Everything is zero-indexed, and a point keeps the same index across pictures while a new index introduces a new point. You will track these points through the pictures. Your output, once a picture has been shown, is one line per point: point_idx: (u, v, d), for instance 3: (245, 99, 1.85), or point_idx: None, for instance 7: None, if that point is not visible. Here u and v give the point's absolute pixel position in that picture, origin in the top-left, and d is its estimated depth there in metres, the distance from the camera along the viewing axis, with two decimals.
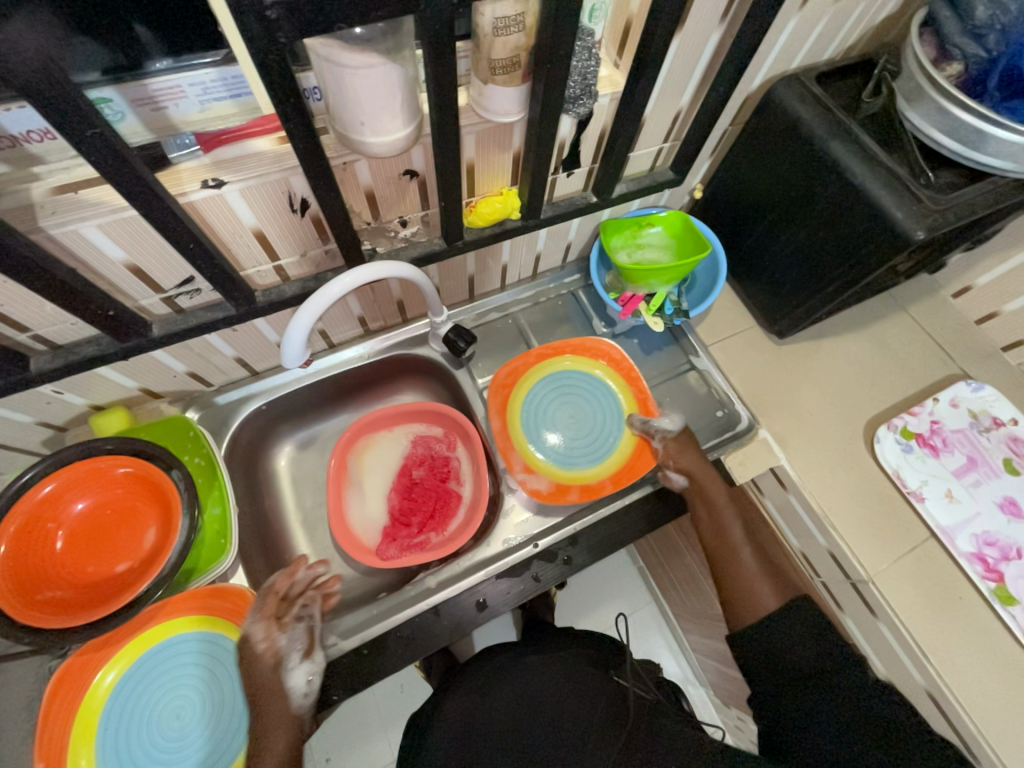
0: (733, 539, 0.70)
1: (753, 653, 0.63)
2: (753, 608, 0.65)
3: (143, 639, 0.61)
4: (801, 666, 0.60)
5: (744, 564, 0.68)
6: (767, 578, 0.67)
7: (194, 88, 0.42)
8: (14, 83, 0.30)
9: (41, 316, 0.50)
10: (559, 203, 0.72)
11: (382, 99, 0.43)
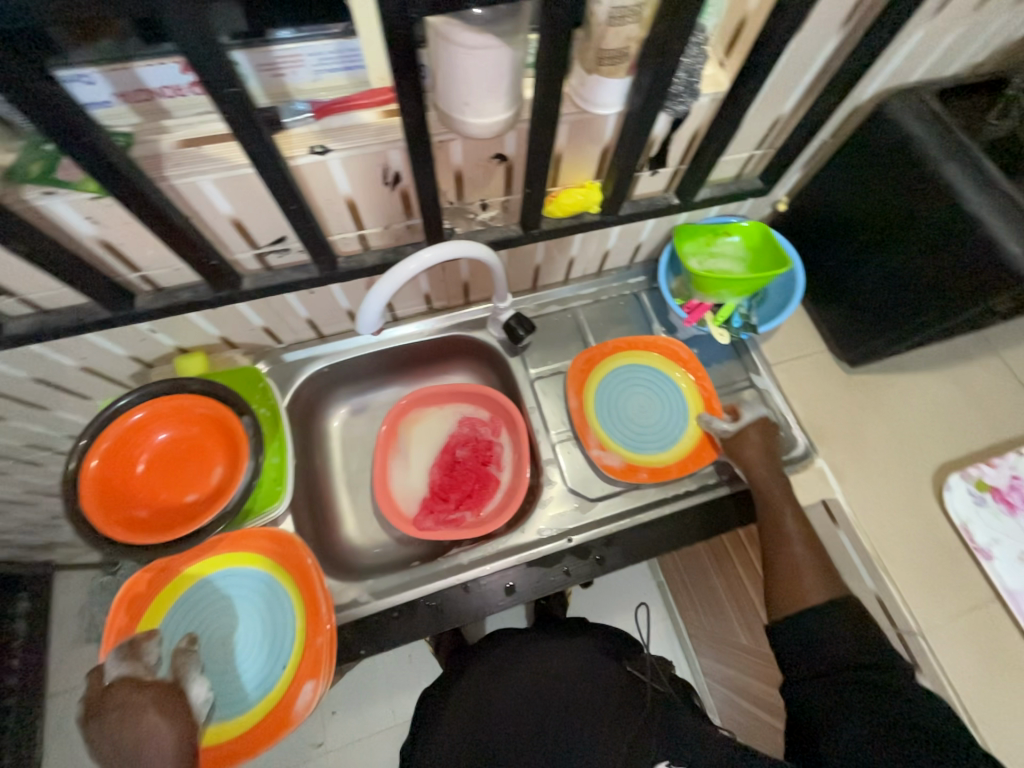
0: (782, 523, 0.67)
1: (787, 640, 0.61)
2: (795, 594, 0.62)
3: (211, 562, 0.65)
4: (836, 660, 0.57)
5: (792, 546, 0.65)
6: (816, 569, 0.64)
7: (312, 58, 0.44)
8: (175, 39, 0.33)
9: (153, 258, 0.55)
10: (639, 202, 0.70)
11: (491, 80, 0.43)
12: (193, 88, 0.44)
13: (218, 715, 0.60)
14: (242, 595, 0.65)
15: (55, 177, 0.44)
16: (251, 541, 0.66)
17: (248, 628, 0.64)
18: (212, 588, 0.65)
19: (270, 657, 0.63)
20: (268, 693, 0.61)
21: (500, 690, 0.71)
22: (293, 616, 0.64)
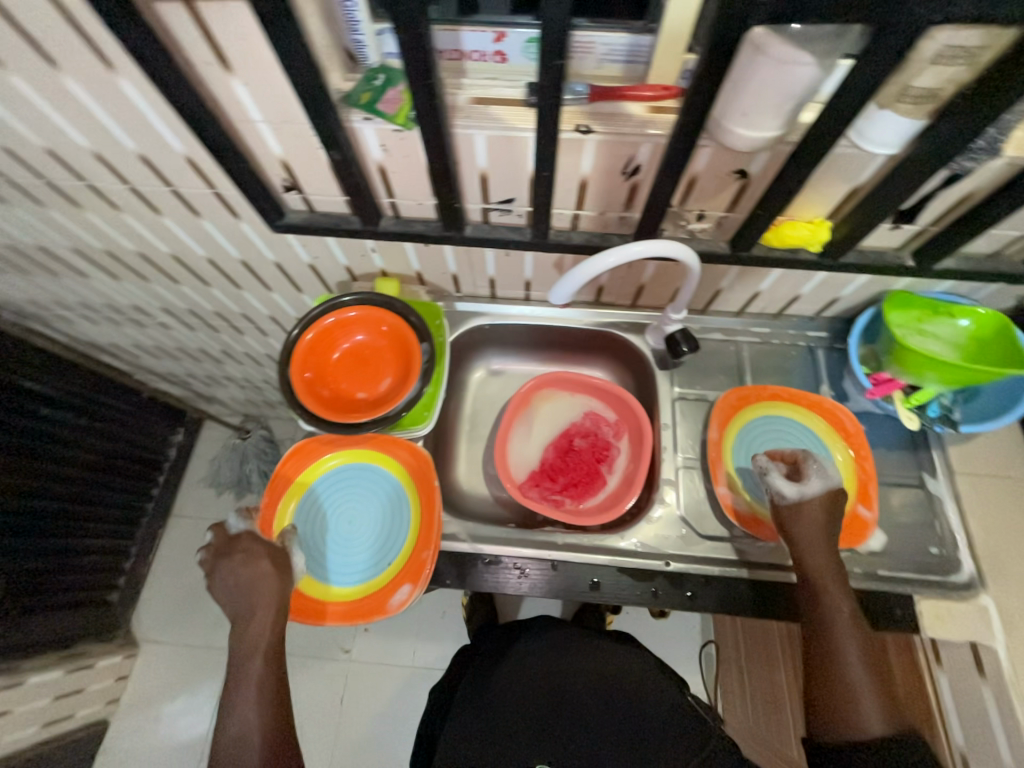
0: (837, 631, 0.59)
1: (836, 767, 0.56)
2: (853, 727, 0.56)
3: (360, 451, 0.76)
4: None
5: (849, 665, 0.58)
6: (880, 699, 0.57)
7: (601, 47, 0.51)
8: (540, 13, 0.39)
9: (407, 190, 0.64)
10: (866, 253, 0.65)
11: (782, 96, 0.44)
12: (494, 56, 0.53)
13: (329, 578, 0.70)
14: (373, 491, 0.75)
15: (377, 106, 0.53)
16: (396, 451, 0.75)
17: (363, 517, 0.74)
18: (353, 475, 0.75)
19: (379, 550, 0.72)
20: (369, 579, 0.70)
21: (560, 664, 0.82)
22: (408, 525, 0.73)
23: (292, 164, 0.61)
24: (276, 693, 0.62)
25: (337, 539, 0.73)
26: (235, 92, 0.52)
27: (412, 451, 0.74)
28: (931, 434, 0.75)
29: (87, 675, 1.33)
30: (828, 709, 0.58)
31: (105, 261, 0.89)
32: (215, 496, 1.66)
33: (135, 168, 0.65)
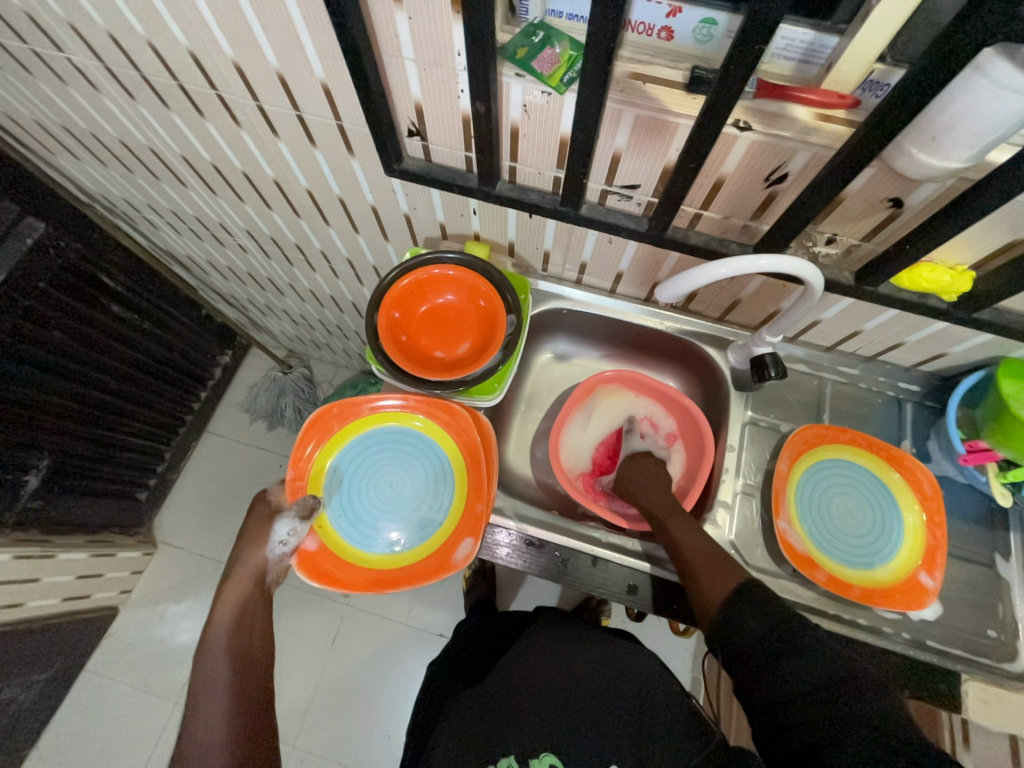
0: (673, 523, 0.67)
1: (715, 639, 0.57)
2: (705, 595, 0.59)
3: (392, 415, 0.77)
4: (748, 647, 0.53)
5: (676, 546, 0.65)
6: (720, 562, 0.61)
7: (784, 41, 0.47)
8: None
9: (531, 156, 0.63)
10: (1000, 312, 0.61)
11: (983, 128, 0.41)
12: (660, 32, 0.50)
13: (382, 547, 0.72)
14: (415, 456, 0.76)
15: (531, 63, 0.51)
16: (433, 413, 0.76)
17: (403, 479, 0.75)
18: (393, 441, 0.77)
19: (428, 510, 0.74)
20: (423, 543, 0.72)
21: (559, 653, 0.82)
22: (453, 482, 0.75)
23: (425, 108, 0.60)
24: (243, 658, 0.68)
25: (380, 504, 0.74)
26: (395, 24, 0.51)
27: (451, 409, 0.75)
28: (1014, 515, 0.70)
29: (109, 562, 1.40)
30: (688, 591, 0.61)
31: (208, 174, 0.91)
32: (249, 422, 1.71)
33: (268, 85, 0.65)
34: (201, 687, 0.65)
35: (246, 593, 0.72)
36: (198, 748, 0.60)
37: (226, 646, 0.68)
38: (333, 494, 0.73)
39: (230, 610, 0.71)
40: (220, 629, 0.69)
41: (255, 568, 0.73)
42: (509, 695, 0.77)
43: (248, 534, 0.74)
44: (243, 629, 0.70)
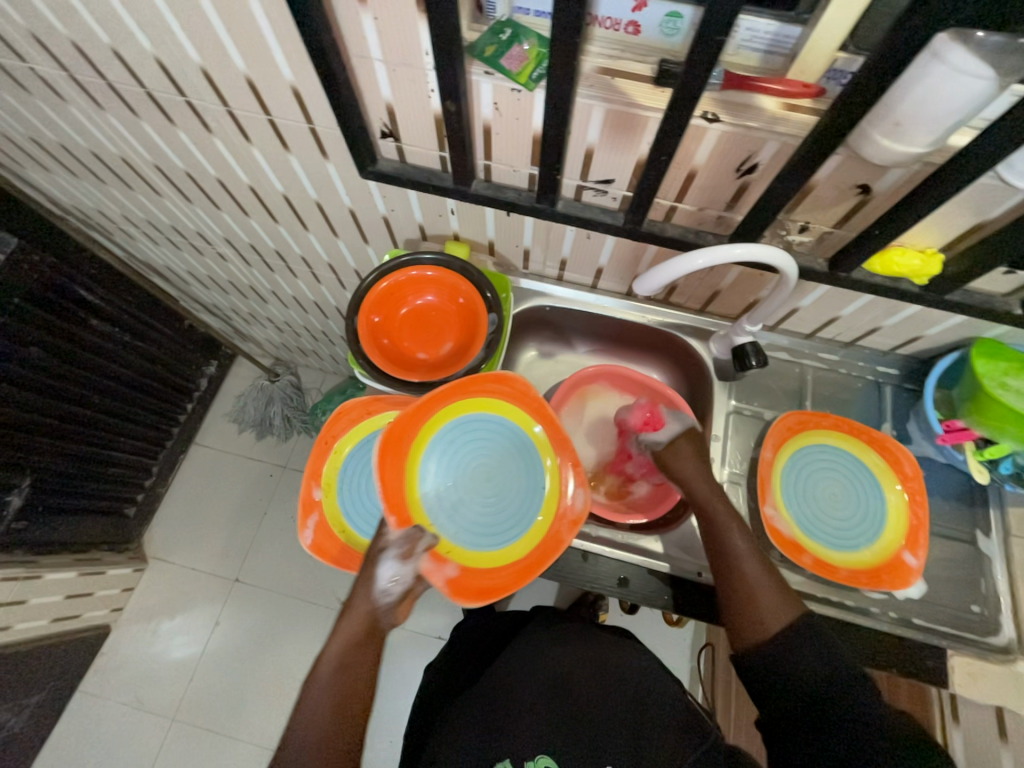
0: (727, 534, 0.63)
1: (755, 676, 0.57)
2: (760, 626, 0.58)
3: (444, 411, 0.70)
4: (802, 692, 0.54)
5: (740, 564, 0.61)
6: (779, 593, 0.59)
7: (748, 32, 0.48)
8: None
9: (505, 154, 0.63)
10: (970, 293, 0.62)
11: (943, 112, 0.41)
12: (627, 27, 0.50)
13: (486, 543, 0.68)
14: (471, 445, 0.71)
15: (500, 61, 0.51)
16: (484, 390, 0.71)
17: (491, 461, 0.71)
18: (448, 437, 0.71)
19: (530, 478, 0.71)
20: (525, 526, 0.69)
21: (556, 654, 0.82)
22: (538, 444, 0.72)
23: (397, 109, 0.60)
24: (342, 719, 0.56)
25: (485, 493, 0.70)
26: (362, 25, 0.51)
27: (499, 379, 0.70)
28: (992, 492, 0.72)
29: (98, 581, 1.38)
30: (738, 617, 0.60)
31: (182, 183, 0.89)
32: (238, 432, 1.69)
33: (238, 90, 0.64)
34: (291, 742, 0.55)
35: (350, 649, 0.60)
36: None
37: (326, 706, 0.57)
38: (347, 508, 0.70)
39: (341, 639, 0.61)
40: (321, 683, 0.58)
41: (368, 615, 0.62)
42: (504, 698, 0.77)
43: (362, 567, 0.65)
44: (357, 657, 0.60)
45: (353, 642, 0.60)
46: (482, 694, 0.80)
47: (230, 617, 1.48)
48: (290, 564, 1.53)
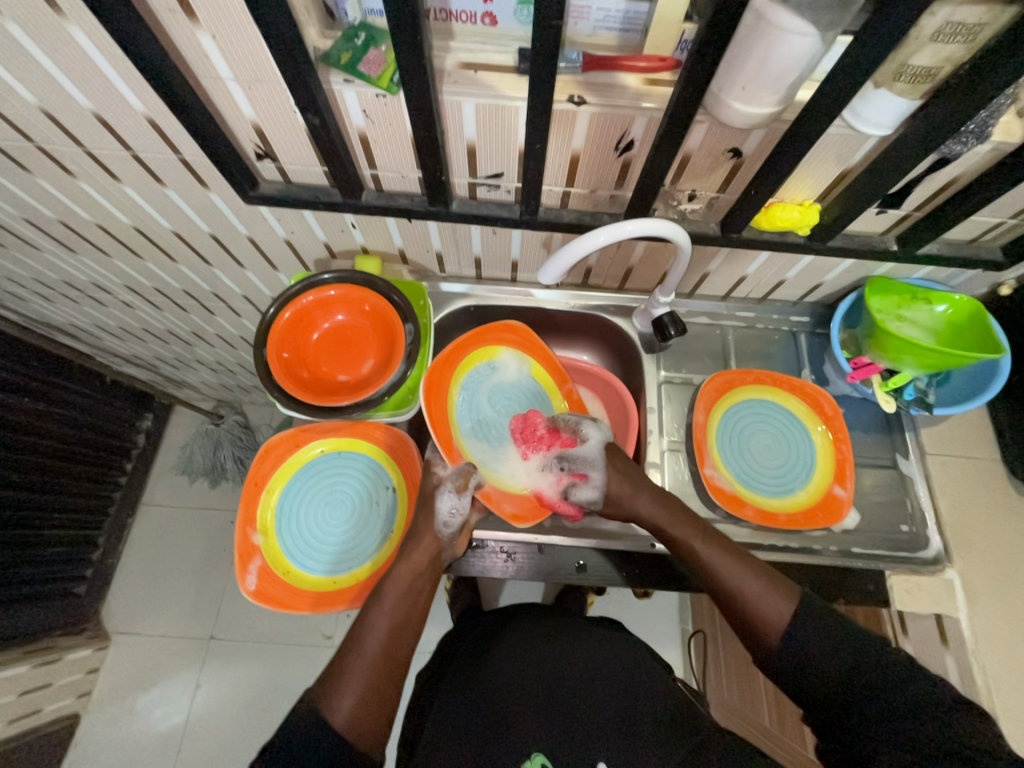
0: (704, 553, 0.62)
1: (789, 679, 0.56)
2: (771, 629, 0.57)
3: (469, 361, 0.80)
4: (826, 677, 0.53)
5: (732, 582, 0.59)
6: (769, 587, 0.59)
7: (598, 13, 0.48)
8: None
9: (389, 161, 0.61)
10: (851, 237, 0.66)
11: (780, 71, 0.43)
12: (483, 19, 0.50)
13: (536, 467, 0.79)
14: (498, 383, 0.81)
15: (358, 67, 0.50)
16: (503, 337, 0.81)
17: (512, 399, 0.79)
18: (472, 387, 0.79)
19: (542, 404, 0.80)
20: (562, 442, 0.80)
21: (544, 650, 0.76)
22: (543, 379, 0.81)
23: (266, 129, 0.58)
24: (398, 639, 0.58)
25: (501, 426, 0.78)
26: (202, 46, 0.48)
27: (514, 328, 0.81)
28: (906, 417, 0.77)
29: (56, 669, 1.28)
30: (751, 633, 0.58)
31: (61, 234, 0.83)
32: (187, 484, 1.60)
33: (90, 128, 0.60)
34: (353, 645, 0.57)
35: (413, 580, 0.62)
36: (335, 690, 0.54)
37: (387, 624, 0.58)
38: (289, 547, 0.68)
39: (404, 574, 0.62)
40: (384, 602, 0.60)
41: (432, 548, 0.64)
42: (491, 703, 0.70)
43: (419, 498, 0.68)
44: (410, 600, 0.60)
45: (421, 572, 0.62)
46: (463, 699, 0.73)
47: (210, 677, 1.41)
48: (265, 612, 1.46)
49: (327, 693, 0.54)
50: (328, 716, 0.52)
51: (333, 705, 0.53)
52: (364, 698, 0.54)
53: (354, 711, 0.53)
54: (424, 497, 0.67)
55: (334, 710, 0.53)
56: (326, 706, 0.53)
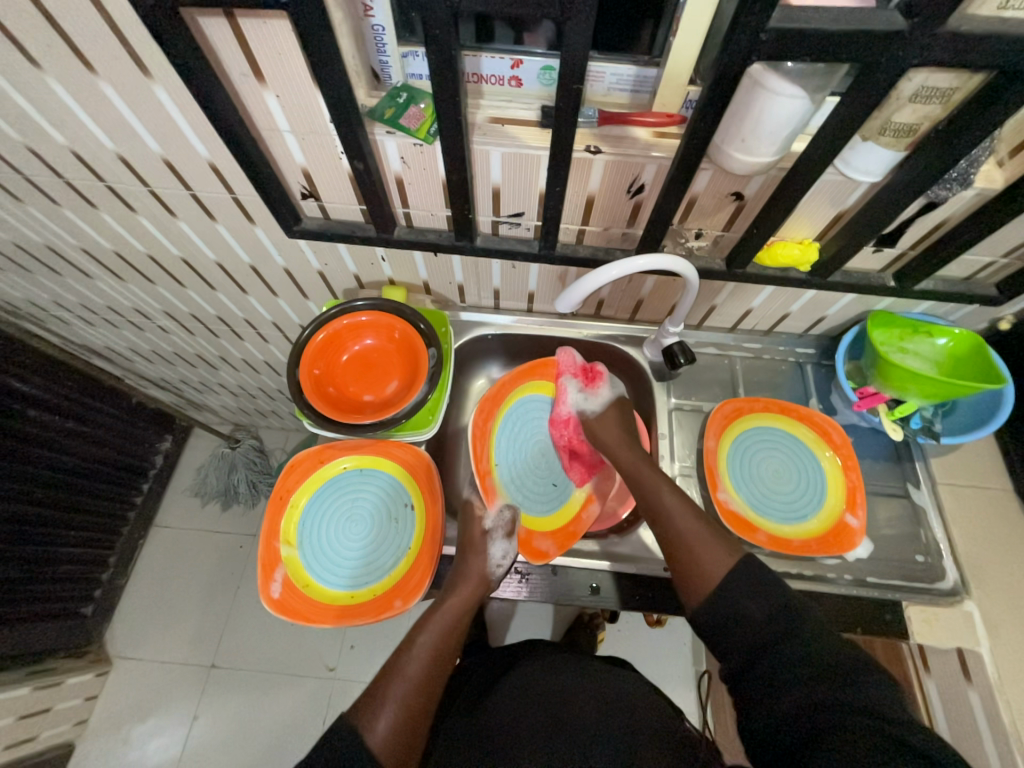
0: (659, 495, 0.68)
1: (708, 616, 0.58)
2: (706, 576, 0.59)
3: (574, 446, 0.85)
4: (746, 621, 0.55)
5: (681, 525, 0.64)
6: (715, 537, 0.62)
7: (612, 76, 0.55)
8: (563, 43, 0.43)
9: (421, 201, 0.68)
10: (850, 274, 0.70)
11: (775, 125, 0.49)
12: (510, 81, 0.57)
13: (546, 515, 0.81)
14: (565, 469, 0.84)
15: (400, 121, 0.57)
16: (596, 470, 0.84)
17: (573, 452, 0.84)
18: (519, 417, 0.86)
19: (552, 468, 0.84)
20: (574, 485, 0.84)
21: (546, 683, 0.75)
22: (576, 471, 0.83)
23: (313, 172, 0.64)
24: (437, 670, 0.60)
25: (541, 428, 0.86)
26: (266, 103, 0.55)
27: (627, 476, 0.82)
28: (915, 447, 0.78)
29: (57, 693, 1.26)
30: (688, 576, 0.61)
31: (113, 264, 0.90)
32: (200, 507, 1.62)
33: (157, 171, 0.67)
34: (395, 669, 0.59)
35: (458, 617, 0.64)
36: (376, 706, 0.55)
37: (429, 653, 0.61)
38: (310, 561, 0.70)
39: (456, 605, 0.65)
40: (428, 630, 0.62)
41: (479, 585, 0.68)
42: (495, 725, 0.70)
43: (471, 539, 0.72)
44: (455, 634, 0.63)
45: (465, 607, 0.65)
46: (465, 733, 0.72)
47: (208, 708, 1.37)
48: (270, 640, 1.45)
49: (365, 712, 0.54)
50: (367, 733, 0.52)
51: (370, 723, 0.53)
52: (402, 722, 0.54)
53: (389, 734, 0.53)
54: (474, 540, 0.71)
55: (372, 728, 0.53)
56: (363, 724, 0.53)
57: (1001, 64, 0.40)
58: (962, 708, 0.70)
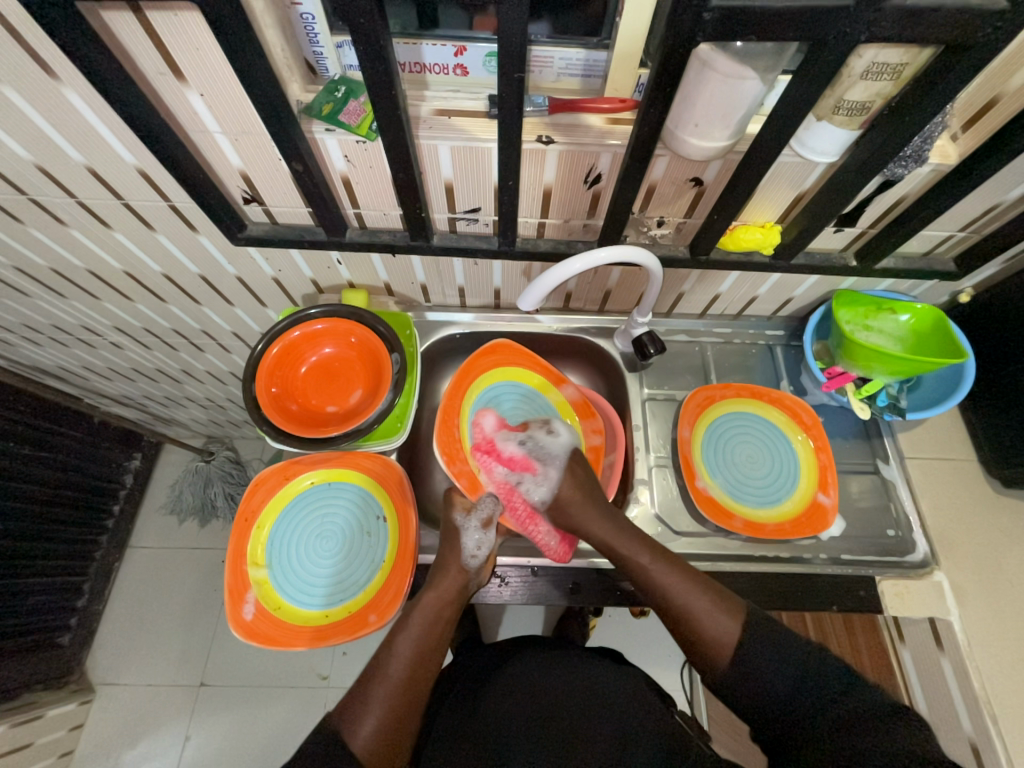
0: (642, 567, 0.63)
1: (734, 688, 0.56)
2: (719, 648, 0.57)
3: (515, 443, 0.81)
4: (777, 693, 0.54)
5: (679, 601, 0.60)
6: (717, 605, 0.59)
7: (560, 61, 0.53)
8: (500, 32, 0.40)
9: (372, 201, 0.64)
10: (812, 255, 0.70)
11: (727, 108, 0.47)
12: (455, 70, 0.54)
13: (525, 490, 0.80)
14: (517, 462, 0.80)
15: (338, 117, 0.53)
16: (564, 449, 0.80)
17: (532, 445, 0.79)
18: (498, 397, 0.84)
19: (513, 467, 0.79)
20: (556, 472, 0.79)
21: (538, 680, 0.73)
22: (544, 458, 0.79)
23: (251, 174, 0.60)
24: (421, 668, 0.59)
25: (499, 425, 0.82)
26: (191, 103, 0.51)
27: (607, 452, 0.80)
28: (883, 423, 0.79)
29: (37, 727, 1.22)
30: (702, 653, 0.58)
31: (50, 281, 0.84)
32: (176, 524, 1.57)
33: (82, 180, 0.62)
34: (377, 668, 0.59)
35: (439, 609, 0.63)
36: (358, 711, 0.55)
37: (410, 650, 0.60)
38: (281, 583, 0.68)
39: (435, 602, 0.63)
40: (408, 629, 0.61)
41: (458, 579, 0.65)
42: (485, 725, 0.68)
43: (447, 533, 0.69)
44: (436, 631, 0.62)
45: (448, 602, 0.63)
46: (455, 734, 0.70)
47: (200, 727, 1.35)
48: (259, 653, 1.42)
49: (347, 715, 0.55)
50: (348, 737, 0.53)
51: (353, 729, 0.54)
52: (384, 723, 0.55)
53: (372, 738, 0.54)
54: (449, 531, 0.69)
55: (356, 731, 0.54)
56: (346, 730, 0.53)
57: (946, 39, 0.39)
58: (936, 673, 0.72)
